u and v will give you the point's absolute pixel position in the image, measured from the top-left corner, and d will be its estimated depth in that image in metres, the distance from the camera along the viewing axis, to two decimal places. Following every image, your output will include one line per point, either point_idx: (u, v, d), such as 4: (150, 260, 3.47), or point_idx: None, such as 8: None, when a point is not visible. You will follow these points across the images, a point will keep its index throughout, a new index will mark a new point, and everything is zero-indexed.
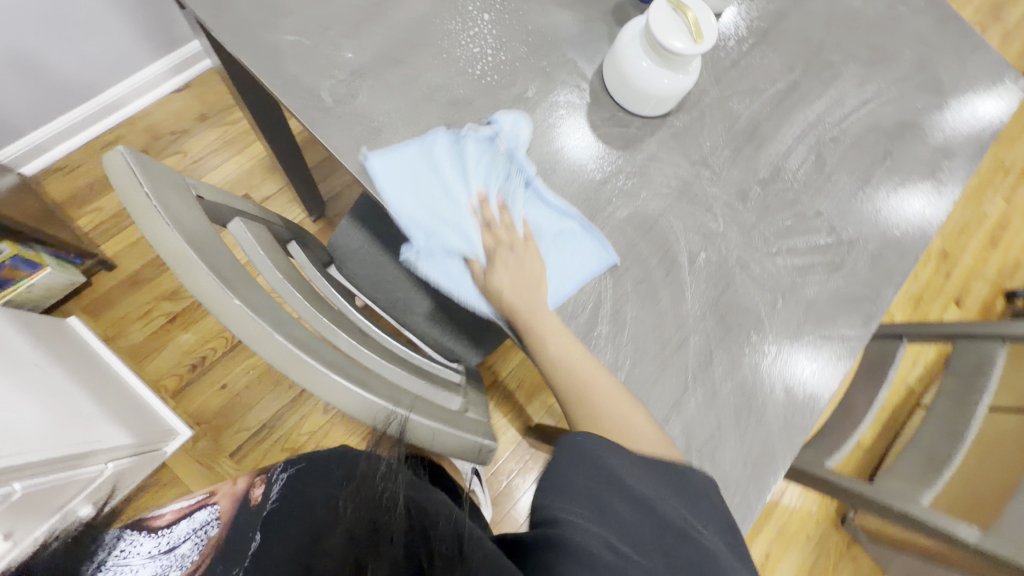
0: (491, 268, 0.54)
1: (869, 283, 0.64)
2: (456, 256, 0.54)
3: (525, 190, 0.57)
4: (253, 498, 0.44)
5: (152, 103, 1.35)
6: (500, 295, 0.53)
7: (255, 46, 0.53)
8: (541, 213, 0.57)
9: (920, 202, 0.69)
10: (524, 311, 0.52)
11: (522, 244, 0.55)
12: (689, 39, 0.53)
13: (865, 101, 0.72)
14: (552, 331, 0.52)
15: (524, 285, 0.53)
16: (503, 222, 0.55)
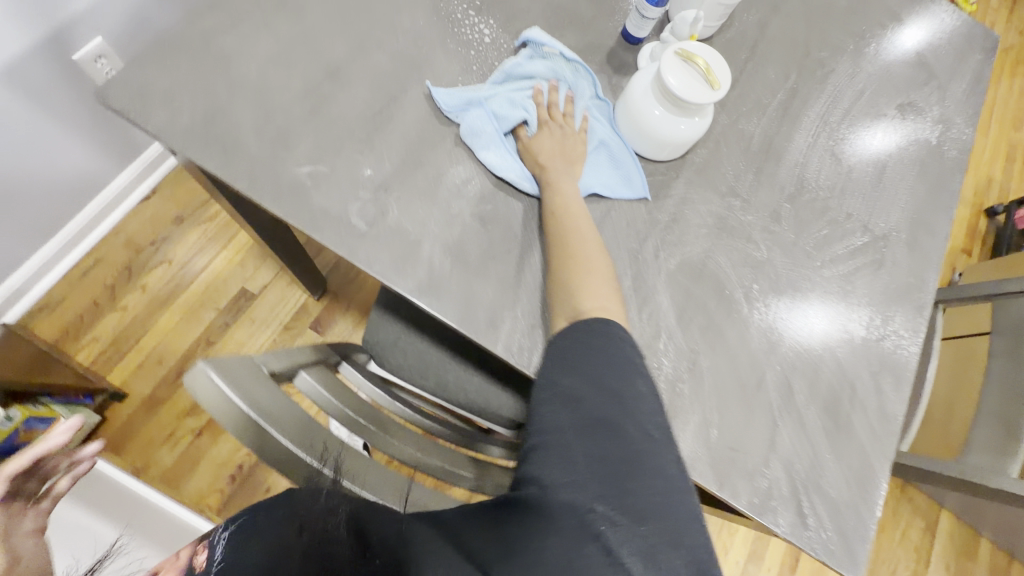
0: (539, 134, 0.56)
1: (912, 271, 0.65)
2: (512, 110, 0.57)
3: (592, 101, 0.62)
4: (197, 567, 0.34)
5: (123, 217, 1.29)
6: (536, 156, 0.56)
7: (274, 184, 0.50)
8: (597, 125, 0.61)
9: (937, 177, 0.71)
10: (557, 177, 0.55)
11: (574, 132, 0.58)
12: (707, 86, 0.53)
13: (860, 90, 0.73)
14: (575, 203, 0.54)
15: (562, 155, 0.56)
16: (564, 112, 0.58)
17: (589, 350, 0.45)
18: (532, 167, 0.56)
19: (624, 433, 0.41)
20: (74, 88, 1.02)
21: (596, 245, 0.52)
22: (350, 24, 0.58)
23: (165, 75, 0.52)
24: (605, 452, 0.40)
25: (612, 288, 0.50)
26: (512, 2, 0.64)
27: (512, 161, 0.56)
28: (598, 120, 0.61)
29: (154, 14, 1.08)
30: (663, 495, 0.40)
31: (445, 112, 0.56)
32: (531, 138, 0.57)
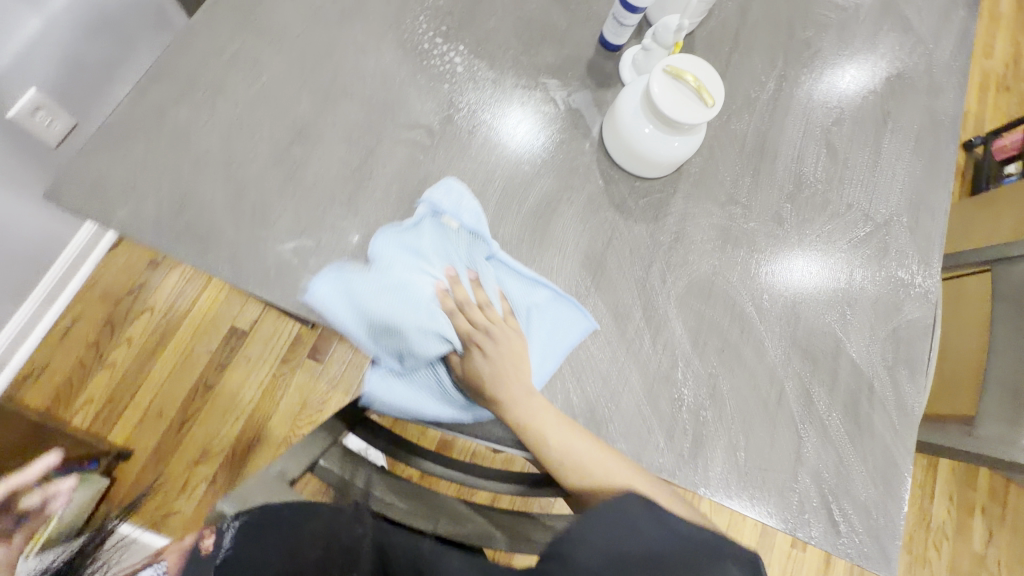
0: (469, 361, 0.49)
1: (916, 254, 0.65)
2: (426, 353, 0.49)
3: (491, 264, 0.52)
4: (202, 550, 0.45)
5: (93, 269, 1.22)
6: (480, 383, 0.49)
7: (259, 268, 0.47)
8: (516, 286, 0.52)
9: (933, 152, 0.69)
10: (515, 407, 0.48)
11: (496, 326, 0.50)
12: (700, 104, 0.50)
13: (848, 68, 0.71)
14: (545, 420, 0.47)
15: (503, 371, 0.49)
16: (479, 306, 0.50)
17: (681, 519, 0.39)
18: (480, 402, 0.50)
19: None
20: (17, 149, 0.95)
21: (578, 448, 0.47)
22: (311, 73, 0.53)
23: (120, 162, 0.47)
24: None
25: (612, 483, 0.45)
26: (480, 22, 0.60)
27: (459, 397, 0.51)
28: (517, 280, 0.52)
29: (87, 55, 0.99)
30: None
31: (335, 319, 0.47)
32: (463, 363, 0.50)
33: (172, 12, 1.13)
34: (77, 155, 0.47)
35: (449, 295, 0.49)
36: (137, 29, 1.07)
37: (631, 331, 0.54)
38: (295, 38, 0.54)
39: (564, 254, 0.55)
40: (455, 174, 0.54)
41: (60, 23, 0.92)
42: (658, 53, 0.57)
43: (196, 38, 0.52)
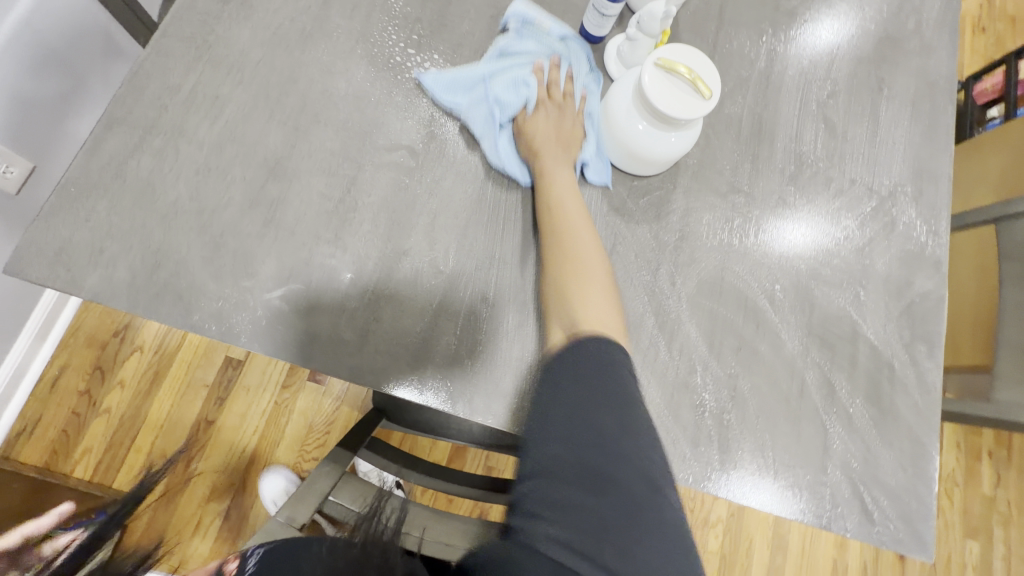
0: (533, 119, 0.52)
1: (924, 224, 0.63)
2: (507, 97, 0.52)
3: (591, 76, 0.56)
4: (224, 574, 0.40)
5: (74, 315, 1.18)
6: (532, 140, 0.51)
7: (249, 323, 0.44)
8: (598, 99, 0.56)
9: (931, 116, 0.67)
10: (552, 165, 0.50)
11: (568, 111, 0.53)
12: (698, 97, 0.47)
13: (837, 36, 0.68)
14: (567, 189, 0.50)
15: (557, 138, 0.52)
16: (564, 92, 0.54)
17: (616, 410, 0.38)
18: (527, 157, 0.51)
19: (630, 492, 0.35)
20: None
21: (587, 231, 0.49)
22: (278, 103, 0.49)
23: (82, 225, 0.44)
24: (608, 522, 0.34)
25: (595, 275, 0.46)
26: (452, 26, 0.55)
27: (507, 146, 0.52)
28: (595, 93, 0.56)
29: (33, 92, 0.93)
30: (662, 568, 0.33)
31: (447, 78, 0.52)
32: (528, 119, 0.52)
33: (119, 36, 1.06)
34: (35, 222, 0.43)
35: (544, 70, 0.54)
36: (83, 60, 1.00)
37: (644, 340, 0.52)
38: (255, 65, 0.50)
39: None
40: (444, 196, 0.51)
41: None
42: (644, 43, 0.54)
43: (147, 78, 0.48)
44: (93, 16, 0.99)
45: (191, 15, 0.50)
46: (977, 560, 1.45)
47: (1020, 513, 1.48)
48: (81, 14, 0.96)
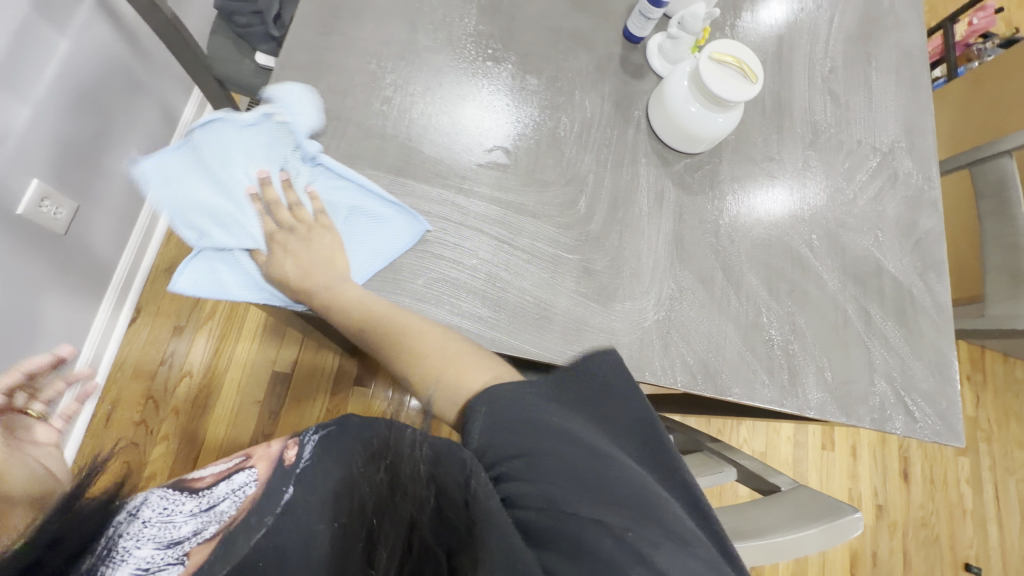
0: (277, 253, 0.53)
1: (920, 172, 0.74)
2: (233, 238, 0.53)
3: (314, 167, 0.55)
4: (287, 461, 0.43)
5: (118, 348, 1.19)
6: (285, 279, 0.53)
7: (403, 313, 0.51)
8: (329, 191, 0.55)
9: (913, 81, 0.79)
10: (317, 291, 0.52)
11: (307, 229, 0.54)
12: (746, 80, 0.56)
13: (828, 19, 0.79)
14: (340, 294, 0.52)
15: (312, 263, 0.53)
16: (290, 207, 0.54)
17: (576, 398, 0.45)
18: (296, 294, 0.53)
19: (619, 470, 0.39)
20: (29, 245, 0.91)
21: (384, 328, 0.50)
22: (387, 120, 0.56)
23: None
24: (578, 485, 0.38)
25: (432, 355, 0.48)
26: (519, 39, 0.63)
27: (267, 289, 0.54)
28: (322, 183, 0.55)
29: (75, 133, 0.96)
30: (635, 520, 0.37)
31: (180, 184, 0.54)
32: (272, 261, 0.53)
33: (142, 73, 1.09)
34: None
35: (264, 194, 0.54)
36: (113, 97, 1.03)
37: (718, 291, 0.61)
38: (362, 88, 0.57)
39: (648, 237, 0.61)
40: (540, 190, 0.59)
41: (47, 108, 0.88)
42: (685, 38, 0.62)
43: (275, 108, 0.54)
44: (119, 55, 1.02)
45: (302, 50, 0.57)
46: (969, 474, 1.61)
47: (999, 427, 1.66)
48: (110, 54, 0.99)
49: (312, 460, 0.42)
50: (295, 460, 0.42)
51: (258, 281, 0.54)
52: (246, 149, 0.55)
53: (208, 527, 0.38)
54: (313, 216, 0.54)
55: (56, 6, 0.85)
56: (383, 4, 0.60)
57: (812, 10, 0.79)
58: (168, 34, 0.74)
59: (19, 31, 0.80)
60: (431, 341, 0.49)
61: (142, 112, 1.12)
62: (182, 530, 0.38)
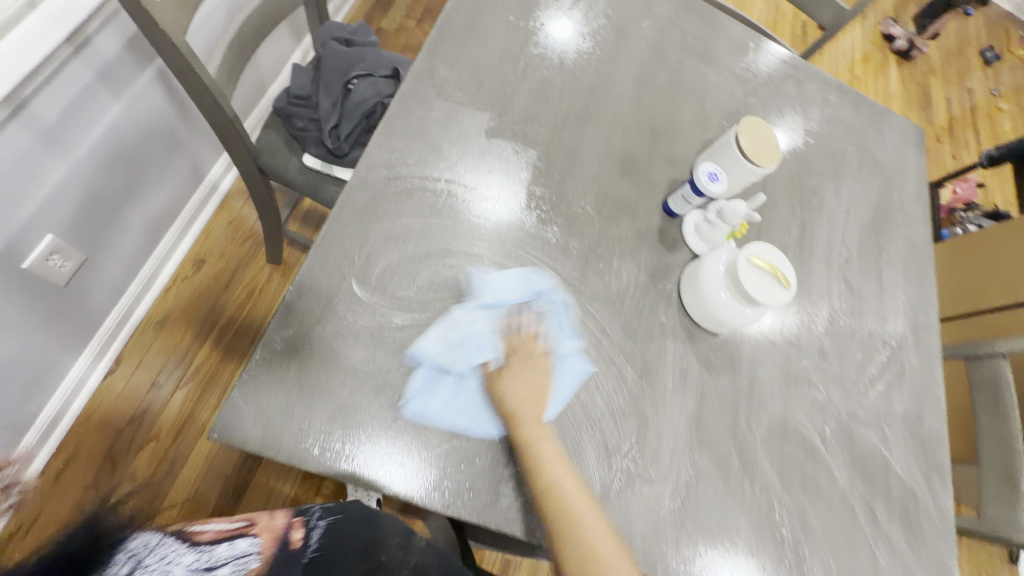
0: (503, 375, 0.55)
1: (926, 369, 0.77)
2: (472, 355, 0.55)
3: (552, 310, 0.60)
4: (293, 542, 0.52)
5: (87, 400, 1.11)
6: (503, 398, 0.54)
7: (423, 472, 0.51)
8: (557, 334, 0.59)
9: (920, 276, 0.83)
10: (525, 419, 0.53)
11: (524, 358, 0.56)
12: (779, 286, 0.59)
13: (847, 209, 0.84)
14: (548, 445, 0.52)
15: (531, 395, 0.55)
16: (529, 339, 0.58)
17: None
18: (503, 415, 0.53)
19: None
20: (24, 298, 0.87)
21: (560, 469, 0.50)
22: (425, 267, 0.58)
23: (279, 388, 0.50)
24: None
25: (590, 532, 0.48)
26: (568, 202, 0.66)
27: (480, 404, 0.54)
28: (560, 324, 0.60)
29: (103, 189, 0.95)
30: None
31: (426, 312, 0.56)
32: (498, 380, 0.55)
33: (183, 135, 1.10)
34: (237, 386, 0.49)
35: (505, 326, 0.57)
36: (151, 155, 1.03)
37: (733, 479, 0.61)
38: (414, 233, 0.59)
39: (671, 415, 0.61)
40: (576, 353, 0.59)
41: (83, 167, 0.88)
42: (722, 226, 0.66)
43: (328, 251, 0.56)
44: (167, 118, 1.03)
45: (363, 194, 0.59)
46: None
47: None
48: (159, 118, 1.00)
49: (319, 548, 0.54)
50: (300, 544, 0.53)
51: (476, 400, 0.54)
52: (506, 279, 0.59)
53: None
54: (541, 353, 0.57)
55: (119, 75, 0.87)
56: (449, 152, 0.63)
57: (833, 199, 0.84)
58: (227, 132, 0.76)
59: (77, 97, 0.81)
60: (581, 499, 0.50)
61: (174, 170, 1.13)
62: None
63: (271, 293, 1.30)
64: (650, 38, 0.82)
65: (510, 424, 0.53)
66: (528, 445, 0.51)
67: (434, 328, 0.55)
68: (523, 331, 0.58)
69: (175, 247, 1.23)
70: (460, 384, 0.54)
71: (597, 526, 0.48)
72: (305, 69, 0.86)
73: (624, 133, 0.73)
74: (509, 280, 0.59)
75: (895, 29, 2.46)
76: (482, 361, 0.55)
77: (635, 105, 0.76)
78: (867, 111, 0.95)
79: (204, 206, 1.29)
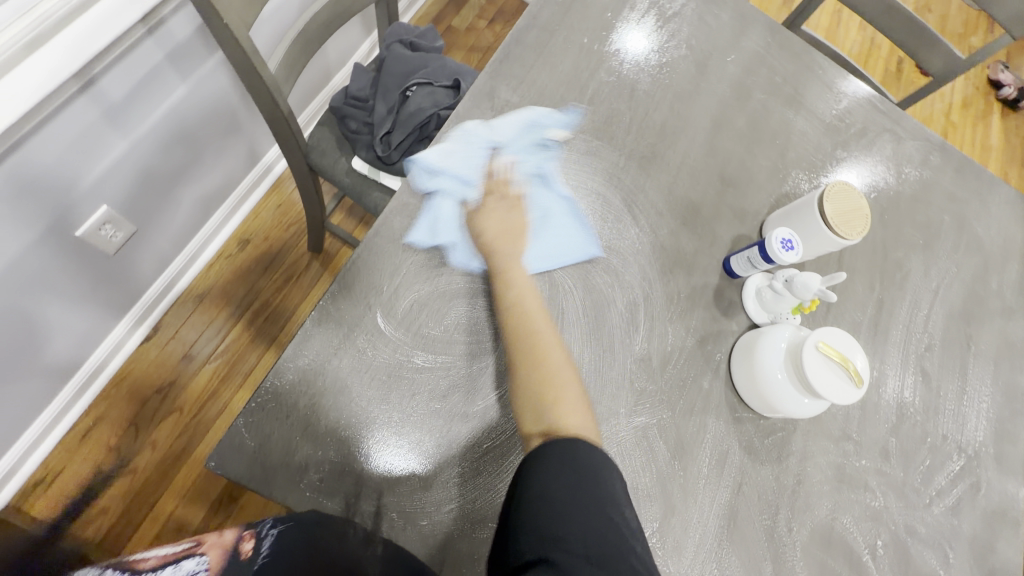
0: (484, 209, 0.58)
1: (1007, 488, 0.67)
2: (458, 187, 0.59)
3: (540, 168, 0.63)
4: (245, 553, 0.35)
5: (123, 362, 1.15)
6: (481, 233, 0.57)
7: (419, 457, 0.49)
8: (541, 192, 0.62)
9: (1011, 378, 0.73)
10: (502, 254, 0.56)
11: (506, 198, 0.60)
12: (850, 384, 0.51)
13: (934, 290, 0.74)
14: (520, 280, 0.54)
15: (506, 232, 0.58)
16: (510, 186, 0.61)
17: None
18: (479, 251, 0.56)
19: None
20: (73, 262, 0.90)
21: (524, 294, 0.53)
22: (456, 306, 0.54)
23: (285, 423, 0.48)
24: None
25: (546, 358, 0.49)
26: (619, 250, 0.61)
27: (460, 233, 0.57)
28: (547, 177, 0.62)
29: (160, 165, 0.96)
30: None
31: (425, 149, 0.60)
32: (477, 211, 0.58)
33: (243, 118, 1.11)
34: (240, 416, 0.47)
35: (492, 167, 0.61)
36: (209, 136, 1.04)
37: None
38: (452, 268, 0.55)
39: (701, 506, 0.54)
40: (611, 428, 0.54)
41: (142, 143, 0.89)
42: (789, 298, 0.58)
43: (358, 277, 0.53)
44: (230, 101, 1.04)
45: (399, 221, 0.56)
46: None
47: None
48: (222, 100, 1.01)
49: (274, 558, 0.36)
50: (250, 558, 0.35)
51: (456, 223, 0.57)
52: (513, 126, 0.63)
53: None
54: (517, 195, 0.61)
55: (188, 58, 0.88)
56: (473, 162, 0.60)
57: (919, 276, 0.74)
58: (280, 129, 0.75)
59: (145, 77, 0.82)
60: (541, 318, 0.52)
61: (231, 151, 1.14)
62: None
63: (307, 282, 1.30)
64: (733, 75, 0.75)
65: (487, 257, 0.56)
66: (503, 274, 0.54)
67: (445, 151, 0.60)
68: (507, 177, 0.61)
69: (223, 226, 1.26)
70: (446, 212, 0.57)
71: (562, 370, 0.49)
72: (366, 70, 0.84)
73: (691, 179, 0.67)
74: (514, 134, 0.63)
75: (1005, 75, 2.23)
76: (468, 195, 0.59)
77: (707, 148, 0.69)
78: (974, 179, 0.84)
79: (256, 187, 1.30)
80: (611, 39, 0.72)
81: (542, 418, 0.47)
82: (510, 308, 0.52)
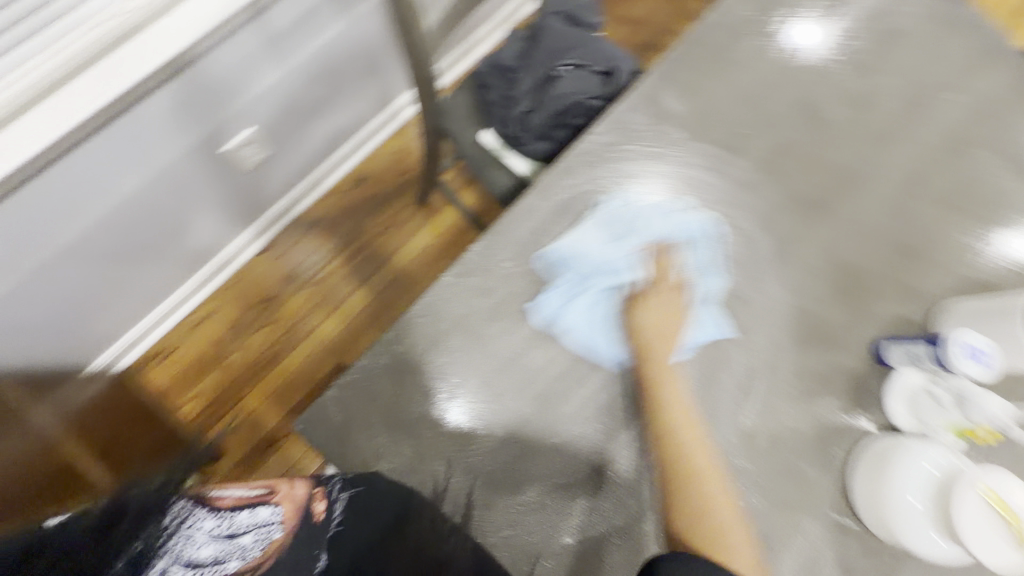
0: (642, 302, 0.52)
1: None
2: (603, 279, 0.53)
3: (692, 245, 0.55)
4: (316, 515, 0.44)
5: (237, 268, 1.26)
6: (639, 331, 0.51)
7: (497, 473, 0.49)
8: (698, 272, 0.54)
9: None
10: (655, 360, 0.50)
11: (668, 287, 0.53)
12: (1011, 544, 0.40)
13: None
14: (678, 393, 0.48)
15: (664, 330, 0.51)
16: (667, 271, 0.54)
17: None
18: (633, 345, 0.51)
19: None
20: (213, 174, 0.97)
21: (676, 406, 0.48)
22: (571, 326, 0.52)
23: (372, 404, 0.50)
24: None
25: (708, 492, 0.44)
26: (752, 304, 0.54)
27: (605, 332, 0.52)
28: (700, 260, 0.55)
29: (301, 96, 1.00)
30: None
31: (564, 237, 0.54)
32: (634, 303, 0.52)
33: (383, 63, 1.12)
34: (333, 387, 0.50)
35: (648, 252, 0.54)
36: (350, 75, 1.06)
37: None
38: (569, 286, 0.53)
39: None
40: None
41: (290, 74, 0.92)
42: (954, 413, 0.47)
43: (475, 272, 0.53)
44: (374, 44, 1.05)
45: (527, 224, 0.55)
46: None
47: None
48: (367, 42, 1.02)
49: (344, 525, 0.44)
50: (323, 519, 0.44)
51: (608, 318, 0.53)
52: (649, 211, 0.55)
53: (229, 561, 0.38)
54: (674, 283, 0.53)
55: None
56: (617, 163, 0.57)
57: None
58: (421, 91, 0.74)
59: None
60: (699, 441, 0.46)
61: (365, 93, 1.16)
62: (200, 555, 0.37)
63: (408, 232, 1.32)
64: (952, 120, 0.61)
65: (642, 368, 0.50)
66: (660, 392, 0.48)
67: (586, 236, 0.54)
68: (660, 261, 0.54)
69: (345, 162, 1.31)
70: (599, 303, 0.53)
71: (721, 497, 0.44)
72: (519, 35, 0.78)
73: (859, 240, 0.57)
74: (670, 214, 0.55)
75: None
76: (615, 284, 0.53)
77: (891, 207, 0.58)
78: None
79: (381, 129, 1.33)
80: (797, 56, 0.62)
81: (693, 539, 0.42)
82: (665, 446, 0.46)
